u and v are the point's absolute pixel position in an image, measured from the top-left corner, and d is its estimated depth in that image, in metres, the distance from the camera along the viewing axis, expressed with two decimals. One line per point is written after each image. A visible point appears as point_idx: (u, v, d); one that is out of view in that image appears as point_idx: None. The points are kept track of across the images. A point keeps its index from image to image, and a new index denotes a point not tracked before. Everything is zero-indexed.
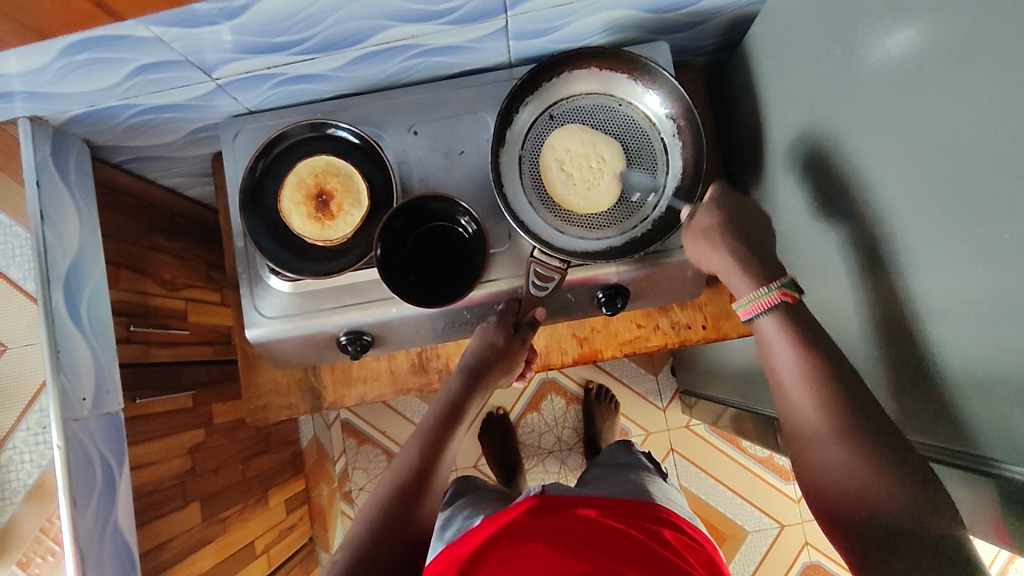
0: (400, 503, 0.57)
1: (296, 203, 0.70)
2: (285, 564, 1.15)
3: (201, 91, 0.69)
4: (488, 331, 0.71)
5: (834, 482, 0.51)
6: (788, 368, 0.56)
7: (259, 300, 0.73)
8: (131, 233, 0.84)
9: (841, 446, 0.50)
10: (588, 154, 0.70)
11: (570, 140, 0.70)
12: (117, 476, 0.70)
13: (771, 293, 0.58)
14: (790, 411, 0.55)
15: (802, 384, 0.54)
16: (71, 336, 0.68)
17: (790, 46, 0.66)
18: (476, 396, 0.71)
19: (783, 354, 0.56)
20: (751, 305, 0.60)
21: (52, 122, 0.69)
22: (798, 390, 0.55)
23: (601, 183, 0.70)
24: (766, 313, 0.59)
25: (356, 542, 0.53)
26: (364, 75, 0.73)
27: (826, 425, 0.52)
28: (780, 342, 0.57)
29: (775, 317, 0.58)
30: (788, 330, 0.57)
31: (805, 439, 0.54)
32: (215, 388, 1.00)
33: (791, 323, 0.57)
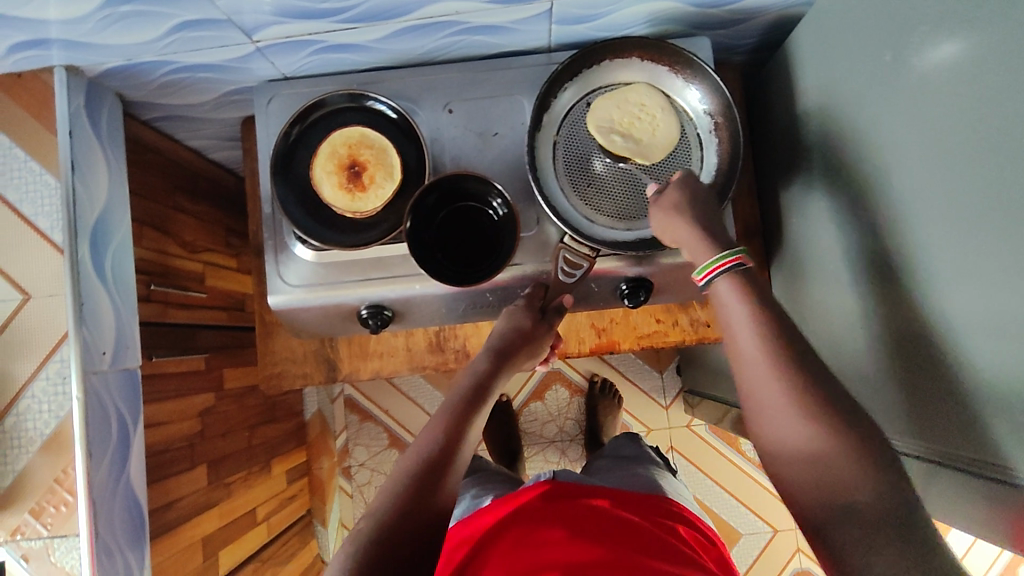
0: (426, 481, 0.55)
1: (328, 172, 0.69)
2: (284, 533, 1.16)
3: (238, 53, 0.69)
4: (516, 313, 0.70)
5: (787, 452, 0.49)
6: (742, 326, 0.54)
7: (283, 267, 0.73)
8: (156, 192, 0.84)
9: (793, 413, 0.48)
10: (632, 112, 0.69)
11: (610, 108, 0.69)
12: (131, 433, 0.70)
13: (729, 256, 0.57)
14: (738, 367, 0.53)
15: (747, 335, 0.53)
16: (95, 289, 0.68)
17: (835, 49, 0.65)
18: (502, 376, 0.69)
19: (740, 319, 0.54)
20: (708, 269, 0.58)
21: (86, 73, 0.68)
22: (745, 342, 0.53)
23: (659, 117, 0.69)
24: (723, 276, 0.57)
25: (382, 513, 0.53)
26: (402, 49, 0.73)
27: (771, 385, 0.50)
28: (737, 304, 0.55)
29: (730, 276, 0.57)
30: (742, 293, 0.55)
31: (754, 406, 0.51)
32: (227, 354, 1.00)
33: (747, 289, 0.55)
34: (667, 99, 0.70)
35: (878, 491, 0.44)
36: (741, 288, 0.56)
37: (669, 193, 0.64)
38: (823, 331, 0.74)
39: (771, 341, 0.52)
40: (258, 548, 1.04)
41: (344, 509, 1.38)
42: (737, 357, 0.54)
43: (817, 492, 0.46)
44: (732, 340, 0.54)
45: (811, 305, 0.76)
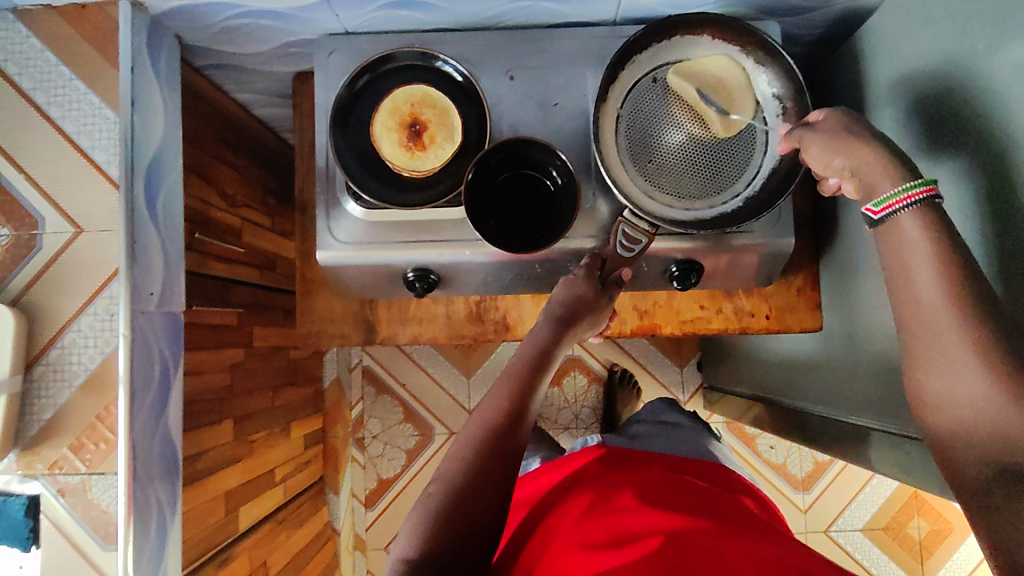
0: (495, 447, 0.55)
1: (389, 129, 0.68)
2: (298, 497, 1.16)
3: (305, 2, 0.68)
4: (578, 283, 0.68)
5: (959, 407, 0.44)
6: (923, 264, 0.48)
7: (333, 222, 0.72)
8: (203, 141, 0.84)
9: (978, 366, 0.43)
10: (708, 85, 0.68)
11: (684, 81, 0.68)
12: (172, 377, 0.70)
13: (919, 186, 0.49)
14: (909, 306, 0.48)
15: (928, 273, 0.47)
16: (146, 229, 0.67)
17: (910, 39, 0.64)
18: (564, 343, 0.68)
19: (920, 257, 0.48)
20: (892, 200, 0.50)
21: (151, 10, 0.67)
22: (925, 280, 0.47)
23: (734, 95, 0.68)
24: (907, 210, 0.50)
25: (451, 479, 0.53)
26: (468, 12, 0.72)
27: (951, 332, 0.45)
28: (921, 241, 0.48)
29: (915, 212, 0.49)
30: (931, 231, 0.48)
31: (925, 355, 0.46)
32: (257, 311, 1.00)
33: (936, 227, 0.48)
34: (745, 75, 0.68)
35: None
36: (930, 222, 0.49)
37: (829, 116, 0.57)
38: None
39: (964, 289, 0.46)
40: (275, 509, 1.04)
41: (354, 479, 1.38)
42: (908, 298, 0.48)
43: (989, 454, 0.42)
44: (905, 276, 0.49)
45: None
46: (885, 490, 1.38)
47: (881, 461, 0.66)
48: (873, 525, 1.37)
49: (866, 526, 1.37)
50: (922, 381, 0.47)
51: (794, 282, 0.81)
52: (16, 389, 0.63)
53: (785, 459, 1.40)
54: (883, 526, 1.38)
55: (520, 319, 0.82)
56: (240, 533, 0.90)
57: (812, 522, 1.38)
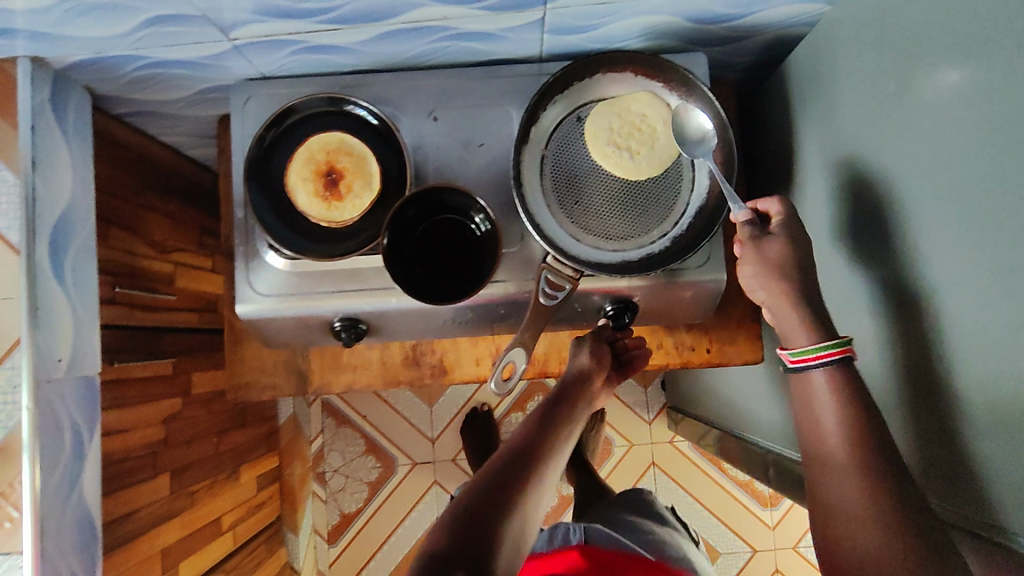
0: (506, 484, 0.56)
1: (304, 178, 0.67)
2: (251, 542, 1.13)
3: (214, 51, 0.66)
4: (581, 359, 0.73)
5: (855, 548, 0.49)
6: (830, 418, 0.53)
7: (253, 275, 0.70)
8: (126, 190, 0.81)
9: (871, 516, 0.48)
10: (632, 122, 0.67)
11: (607, 118, 0.67)
12: (87, 443, 0.67)
13: (833, 347, 0.54)
14: (818, 457, 0.54)
15: (835, 426, 0.53)
16: (52, 293, 0.64)
17: (837, 70, 0.63)
18: (578, 413, 0.70)
19: (826, 413, 0.54)
20: (808, 354, 0.55)
21: (53, 66, 0.65)
22: (833, 432, 0.53)
23: (658, 132, 0.66)
24: (820, 367, 0.55)
25: (457, 508, 0.54)
26: (387, 53, 0.70)
27: (853, 480, 0.51)
28: (827, 396, 0.54)
29: (828, 369, 0.55)
30: (835, 386, 0.54)
31: (829, 502, 0.52)
32: (196, 357, 0.97)
33: (842, 386, 0.54)
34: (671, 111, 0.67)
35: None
36: (836, 374, 0.54)
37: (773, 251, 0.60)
38: None
39: (862, 438, 0.51)
40: (223, 559, 1.01)
41: (315, 514, 1.36)
42: (821, 450, 0.54)
43: None
44: (816, 427, 0.55)
45: None
46: None
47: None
48: None
49: None
50: (825, 527, 0.52)
51: (735, 314, 0.80)
52: None
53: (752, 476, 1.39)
54: None
55: (457, 362, 0.81)
56: None
57: (780, 538, 1.37)
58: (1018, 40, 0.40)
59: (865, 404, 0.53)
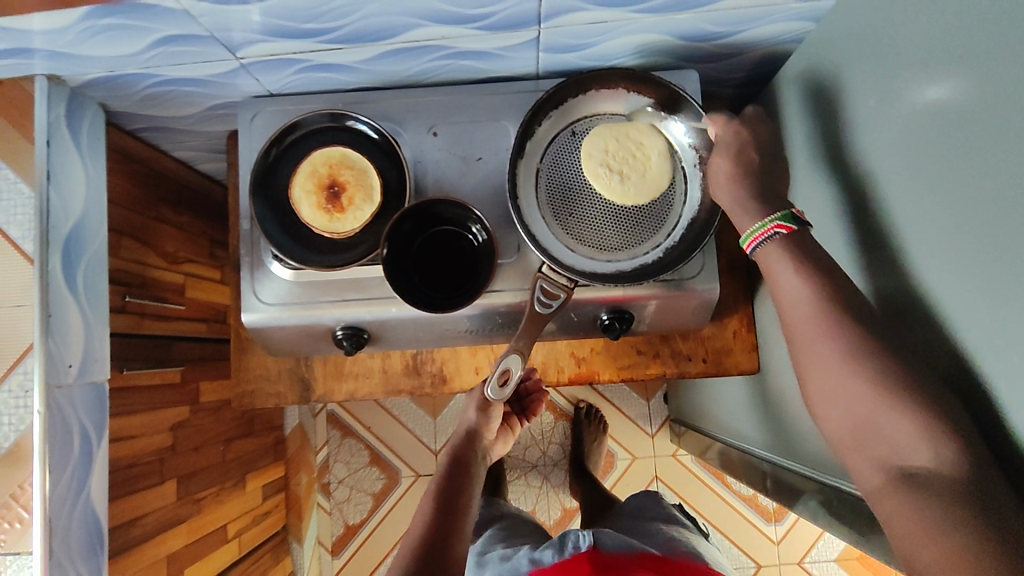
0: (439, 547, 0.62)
1: (307, 192, 0.68)
2: (256, 550, 1.15)
3: (223, 69, 0.68)
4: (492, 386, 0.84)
5: (846, 417, 0.47)
6: (791, 291, 0.52)
7: (258, 284, 0.72)
8: (139, 203, 0.84)
9: (852, 369, 0.47)
10: (628, 148, 0.68)
11: (604, 141, 0.69)
12: (95, 447, 0.69)
13: (767, 225, 0.55)
14: (789, 332, 0.52)
15: (799, 298, 0.51)
16: (65, 301, 0.66)
17: (826, 84, 0.64)
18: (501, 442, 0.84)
19: (787, 280, 0.52)
20: (751, 238, 0.56)
21: (69, 83, 0.68)
22: (796, 305, 0.51)
23: (651, 162, 0.68)
24: (767, 244, 0.55)
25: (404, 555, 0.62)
26: (388, 71, 0.72)
27: (823, 346, 0.49)
28: (785, 268, 0.53)
29: (774, 245, 0.54)
30: (793, 258, 0.53)
31: (812, 372, 0.50)
32: (205, 367, 1.00)
33: (798, 253, 0.53)
34: (666, 145, 0.69)
35: (949, 448, 0.42)
36: (789, 247, 0.53)
37: (714, 163, 0.62)
38: None
39: (823, 301, 0.50)
40: (228, 566, 1.03)
41: (320, 525, 1.37)
42: (789, 317, 0.52)
43: (882, 450, 0.45)
44: (781, 302, 0.53)
45: None
46: None
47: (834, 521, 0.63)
48: (847, 556, 1.35)
49: (840, 557, 1.34)
50: (814, 401, 0.50)
51: (730, 325, 0.80)
52: None
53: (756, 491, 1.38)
54: (857, 556, 1.34)
55: (457, 372, 0.82)
56: None
57: (785, 555, 1.35)
58: (985, 54, 0.42)
59: (825, 271, 0.51)
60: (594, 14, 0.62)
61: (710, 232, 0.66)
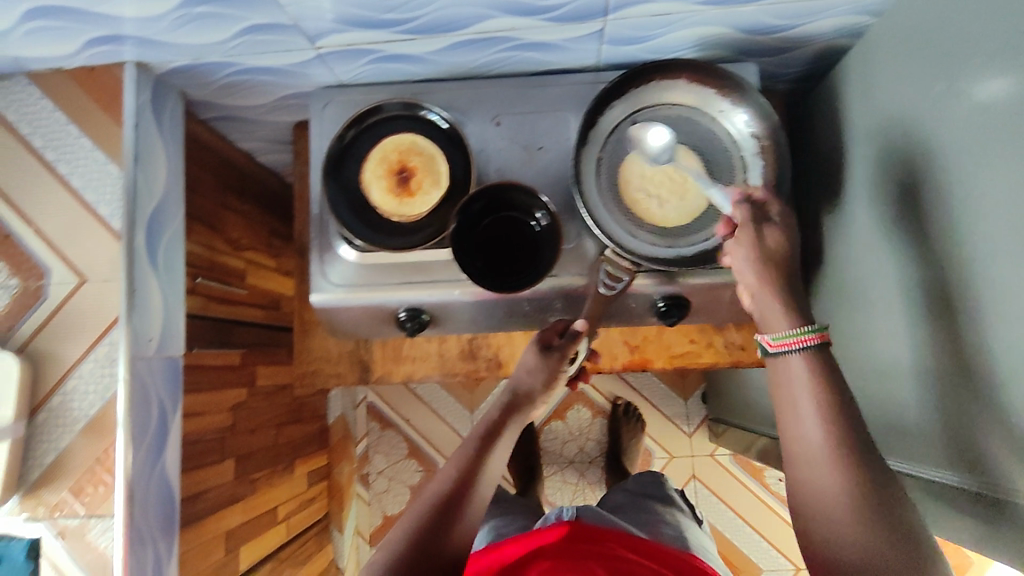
0: (433, 537, 0.54)
1: (378, 175, 0.72)
2: (302, 535, 1.17)
3: (299, 58, 0.71)
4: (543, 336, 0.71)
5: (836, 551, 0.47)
6: (810, 417, 0.52)
7: (326, 266, 0.75)
8: (208, 189, 0.87)
9: (851, 500, 0.48)
10: (665, 171, 0.70)
11: (644, 164, 0.71)
12: (170, 419, 0.72)
13: (812, 332, 0.54)
14: (794, 449, 0.52)
15: (815, 425, 0.51)
16: (147, 278, 0.70)
17: (887, 73, 0.65)
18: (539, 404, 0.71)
19: (805, 404, 0.52)
20: (790, 338, 0.54)
21: (155, 70, 0.71)
22: (810, 429, 0.51)
23: (691, 183, 0.70)
24: (797, 352, 0.54)
25: (395, 548, 0.54)
26: (455, 62, 0.75)
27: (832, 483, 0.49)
28: (805, 392, 0.52)
29: (807, 355, 0.53)
30: (817, 386, 0.52)
31: (808, 495, 0.50)
32: (261, 351, 1.03)
33: (821, 372, 0.53)
34: (703, 165, 0.70)
35: None
36: (816, 368, 0.53)
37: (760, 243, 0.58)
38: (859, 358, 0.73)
39: (843, 435, 0.50)
40: (277, 548, 1.05)
41: (360, 515, 1.39)
42: (792, 436, 0.53)
43: None
44: (792, 421, 0.53)
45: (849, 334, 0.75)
46: None
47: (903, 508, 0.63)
48: None
49: None
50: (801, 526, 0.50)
51: None
52: (19, 434, 0.65)
53: None
54: None
55: (511, 357, 0.84)
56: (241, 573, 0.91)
57: None
58: None
59: (844, 400, 0.52)
60: (661, 6, 0.64)
61: None
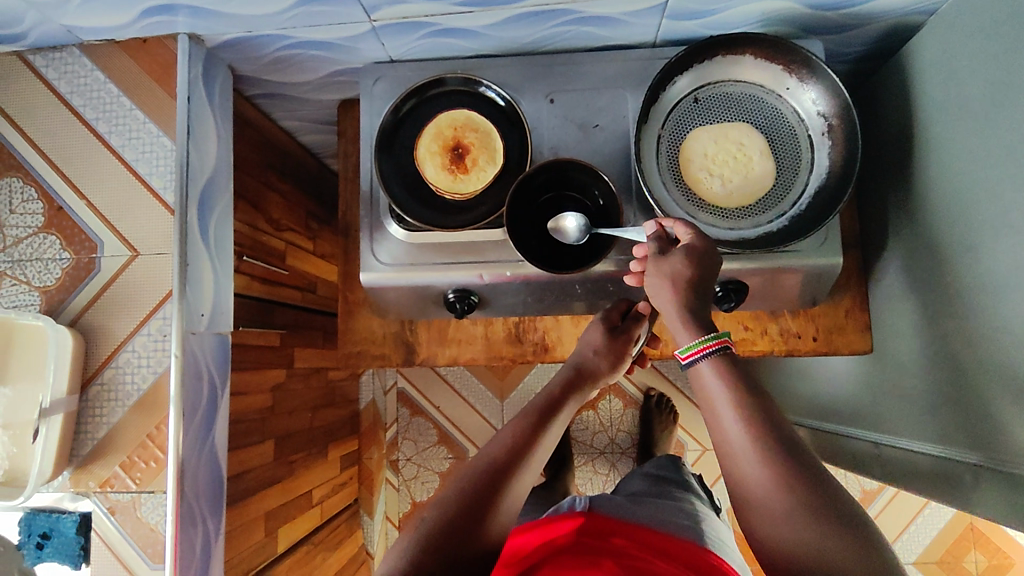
0: (485, 497, 0.53)
1: (432, 152, 0.70)
2: (335, 519, 1.17)
3: (352, 32, 0.69)
4: (597, 323, 0.72)
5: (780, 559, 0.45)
6: (728, 421, 0.50)
7: (377, 245, 0.73)
8: (253, 167, 0.86)
9: (782, 493, 0.46)
10: (730, 150, 0.68)
11: (706, 143, 0.69)
12: (219, 396, 0.71)
13: (711, 339, 0.54)
14: (723, 459, 0.51)
15: (732, 428, 0.50)
16: (199, 252, 0.69)
17: (964, 51, 0.61)
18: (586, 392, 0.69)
19: (721, 410, 0.51)
20: (693, 349, 0.54)
21: (206, 43, 0.70)
22: (729, 433, 0.50)
23: (756, 162, 0.68)
24: (704, 360, 0.54)
25: (445, 502, 0.52)
26: (511, 38, 0.73)
27: (759, 484, 0.47)
28: (720, 396, 0.52)
29: (713, 362, 0.53)
30: (728, 389, 0.51)
31: (743, 498, 0.48)
32: (299, 333, 1.02)
33: (727, 370, 0.52)
34: (767, 143, 0.69)
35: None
36: (723, 373, 0.53)
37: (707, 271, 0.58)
38: (920, 348, 0.71)
39: (759, 434, 0.49)
40: (312, 531, 1.05)
41: (388, 502, 1.38)
42: (720, 441, 0.51)
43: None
44: (715, 430, 0.52)
45: (910, 324, 0.73)
46: (941, 515, 1.25)
47: (971, 501, 0.61)
48: (926, 559, 1.24)
49: None
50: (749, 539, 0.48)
51: (842, 303, 0.81)
52: (72, 407, 0.65)
53: None
54: (937, 560, 1.24)
55: (559, 341, 0.82)
56: (279, 554, 0.91)
57: None
58: None
59: (752, 402, 0.50)
60: None
61: (840, 200, 0.65)
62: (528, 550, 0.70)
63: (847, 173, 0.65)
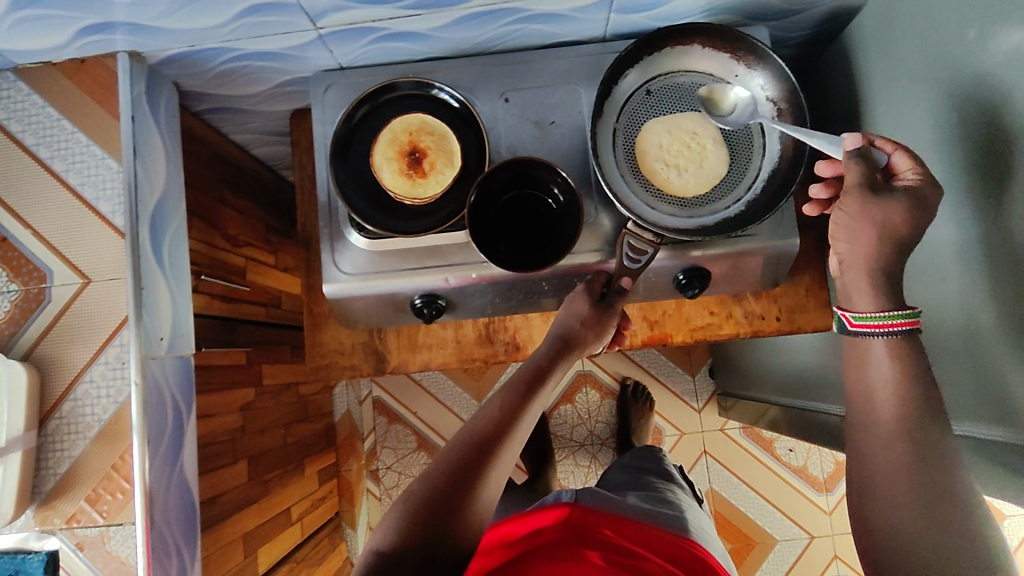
0: (461, 479, 0.53)
1: (389, 158, 0.70)
2: (315, 536, 1.15)
3: (300, 40, 0.68)
4: (576, 300, 0.71)
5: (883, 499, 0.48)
6: (883, 386, 0.51)
7: (338, 254, 0.72)
8: (204, 184, 0.84)
9: (913, 462, 0.47)
10: (683, 139, 0.69)
11: (661, 134, 0.70)
12: (186, 421, 0.69)
13: (900, 317, 0.52)
14: (859, 415, 0.53)
15: (886, 394, 0.51)
16: (153, 275, 0.67)
17: (901, 29, 0.63)
18: (561, 365, 0.68)
19: (880, 376, 0.52)
20: (872, 322, 0.53)
21: (148, 60, 0.68)
22: (881, 398, 0.51)
23: (709, 150, 0.69)
24: (880, 335, 0.53)
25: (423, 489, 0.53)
26: (461, 39, 0.72)
27: (892, 436, 0.49)
28: (884, 364, 0.52)
29: (889, 340, 0.52)
30: (892, 362, 0.52)
31: (868, 456, 0.50)
32: (266, 350, 1.00)
33: (903, 353, 0.52)
34: (719, 130, 0.69)
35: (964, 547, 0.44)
36: (896, 351, 0.52)
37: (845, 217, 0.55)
38: None
39: (913, 402, 0.50)
40: (293, 549, 1.03)
41: (372, 513, 1.37)
42: (864, 406, 0.52)
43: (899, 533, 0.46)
44: (864, 393, 0.53)
45: None
46: None
47: None
48: None
49: None
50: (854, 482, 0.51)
51: (801, 284, 0.83)
52: (30, 444, 0.62)
53: (806, 462, 1.39)
54: None
55: (530, 339, 0.83)
56: None
57: (837, 525, 1.36)
58: None
59: (925, 378, 0.51)
60: None
61: (794, 182, 0.66)
62: (505, 549, 0.68)
63: (799, 156, 0.66)
